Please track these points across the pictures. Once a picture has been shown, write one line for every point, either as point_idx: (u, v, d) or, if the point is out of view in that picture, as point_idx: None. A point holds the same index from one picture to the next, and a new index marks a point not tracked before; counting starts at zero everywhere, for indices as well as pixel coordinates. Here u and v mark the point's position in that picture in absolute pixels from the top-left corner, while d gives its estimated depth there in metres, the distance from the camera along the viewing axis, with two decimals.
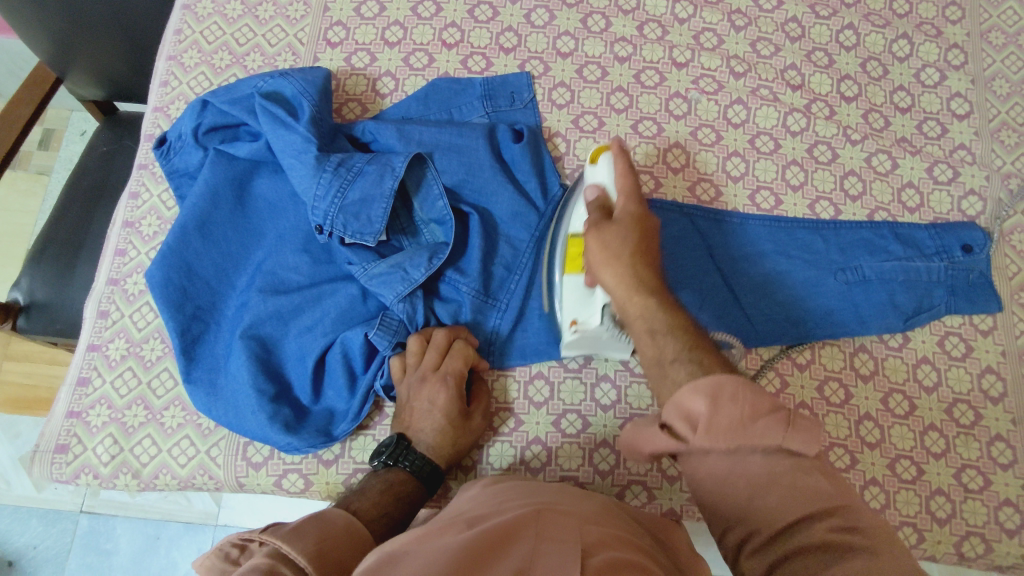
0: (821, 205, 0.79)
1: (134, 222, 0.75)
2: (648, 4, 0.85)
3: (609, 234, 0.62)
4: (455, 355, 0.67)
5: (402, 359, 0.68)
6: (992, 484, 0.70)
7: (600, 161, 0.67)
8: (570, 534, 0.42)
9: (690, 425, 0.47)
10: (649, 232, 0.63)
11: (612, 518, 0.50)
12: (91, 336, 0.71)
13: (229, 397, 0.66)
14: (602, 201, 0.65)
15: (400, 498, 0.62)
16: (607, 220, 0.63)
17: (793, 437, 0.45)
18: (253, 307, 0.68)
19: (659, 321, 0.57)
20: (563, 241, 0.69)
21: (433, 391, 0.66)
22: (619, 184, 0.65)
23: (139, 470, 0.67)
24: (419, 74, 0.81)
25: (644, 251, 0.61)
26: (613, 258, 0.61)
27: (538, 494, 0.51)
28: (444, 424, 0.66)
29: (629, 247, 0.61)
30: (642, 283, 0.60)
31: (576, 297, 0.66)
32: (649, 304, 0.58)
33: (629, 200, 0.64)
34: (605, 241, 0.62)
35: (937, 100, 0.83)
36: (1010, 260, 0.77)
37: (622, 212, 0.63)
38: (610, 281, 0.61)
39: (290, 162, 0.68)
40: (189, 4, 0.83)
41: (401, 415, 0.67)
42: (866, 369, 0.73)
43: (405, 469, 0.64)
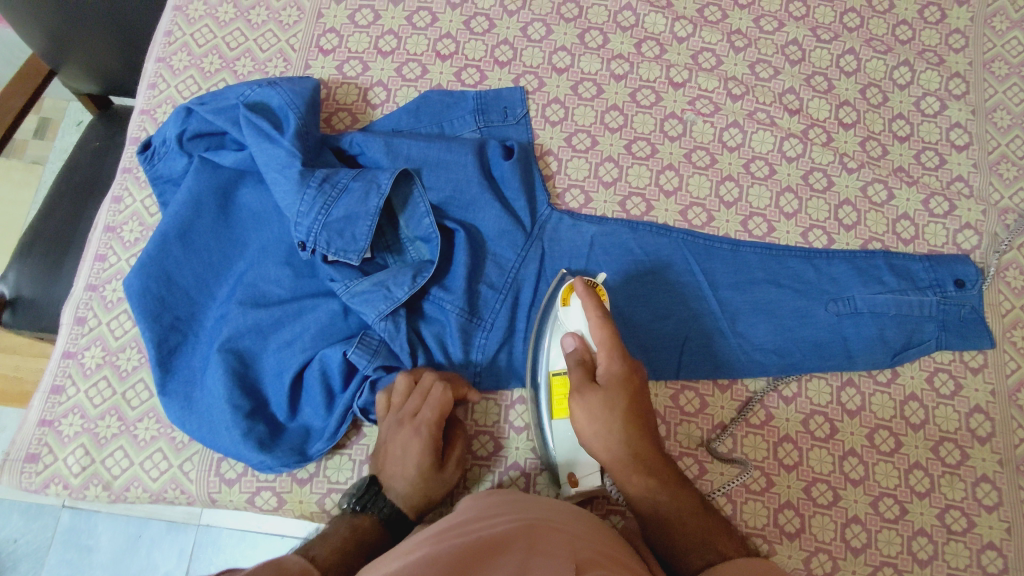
0: (814, 234, 0.78)
1: (116, 227, 0.74)
2: (647, 21, 0.84)
3: (596, 402, 0.59)
4: (431, 402, 0.63)
5: (385, 400, 0.65)
6: (975, 526, 0.69)
7: (572, 305, 0.64)
8: (562, 549, 0.43)
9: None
10: (636, 389, 0.60)
11: (600, 535, 0.50)
12: (67, 343, 0.70)
13: (204, 411, 0.65)
14: (580, 353, 0.63)
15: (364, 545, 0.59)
16: (591, 383, 0.61)
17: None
18: (232, 319, 0.67)
19: (664, 504, 0.59)
20: (544, 379, 0.65)
21: (408, 439, 0.64)
22: (597, 338, 0.61)
23: (110, 482, 0.66)
24: (412, 85, 0.80)
25: (632, 417, 0.59)
26: (603, 429, 0.59)
27: (531, 509, 0.51)
28: (412, 474, 0.63)
29: (617, 418, 0.59)
30: (637, 457, 0.59)
31: (571, 447, 0.65)
32: (653, 485, 0.59)
33: (613, 357, 0.60)
34: (592, 413, 0.59)
35: (936, 130, 0.82)
36: (1003, 297, 0.76)
37: (605, 372, 0.60)
38: (605, 451, 0.60)
39: (274, 176, 0.66)
40: (180, 6, 0.82)
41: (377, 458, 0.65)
42: (853, 404, 0.72)
43: (373, 513, 0.62)
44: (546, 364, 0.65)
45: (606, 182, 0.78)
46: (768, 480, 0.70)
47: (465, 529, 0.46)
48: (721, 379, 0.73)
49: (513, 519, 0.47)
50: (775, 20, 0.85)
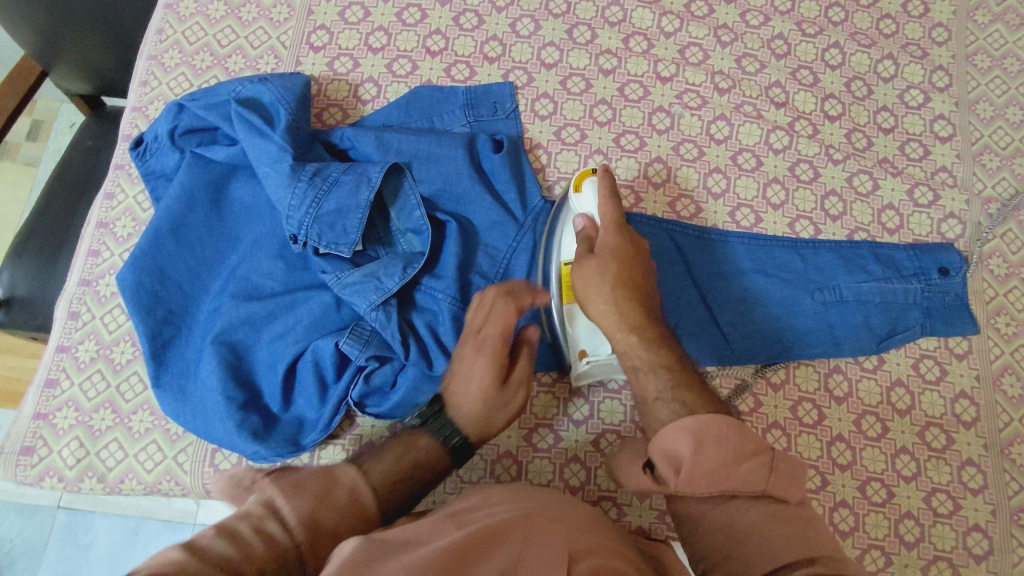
0: (801, 224, 0.79)
1: (109, 222, 0.75)
2: (634, 17, 0.85)
3: (591, 270, 0.63)
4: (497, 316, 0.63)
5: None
6: (961, 508, 0.70)
7: (584, 188, 0.69)
8: (558, 539, 0.43)
9: (673, 460, 0.51)
10: (636, 261, 0.64)
11: (598, 525, 0.50)
12: (61, 337, 0.70)
13: (198, 403, 0.66)
14: (586, 232, 0.66)
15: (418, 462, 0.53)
16: (590, 253, 0.64)
17: (777, 479, 0.50)
18: (226, 312, 0.67)
19: (641, 358, 0.59)
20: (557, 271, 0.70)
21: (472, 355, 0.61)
22: (602, 215, 0.66)
23: (104, 474, 0.66)
24: (402, 81, 0.80)
25: (627, 280, 0.62)
26: (595, 292, 0.62)
27: (529, 499, 0.50)
28: (476, 393, 0.59)
29: (608, 279, 0.62)
30: (626, 320, 0.61)
31: (580, 326, 0.68)
32: (632, 343, 0.60)
33: (612, 231, 0.65)
34: (585, 275, 0.63)
35: (920, 121, 0.83)
36: (987, 284, 0.77)
37: (602, 244, 0.64)
38: (598, 311, 0.62)
39: (265, 170, 0.67)
40: (171, 4, 0.83)
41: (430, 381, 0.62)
42: (840, 390, 0.73)
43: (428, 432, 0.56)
44: (560, 254, 0.69)
45: None
46: None
47: (463, 519, 0.46)
48: (710, 367, 0.74)
49: (511, 510, 0.47)
50: (761, 14, 0.86)
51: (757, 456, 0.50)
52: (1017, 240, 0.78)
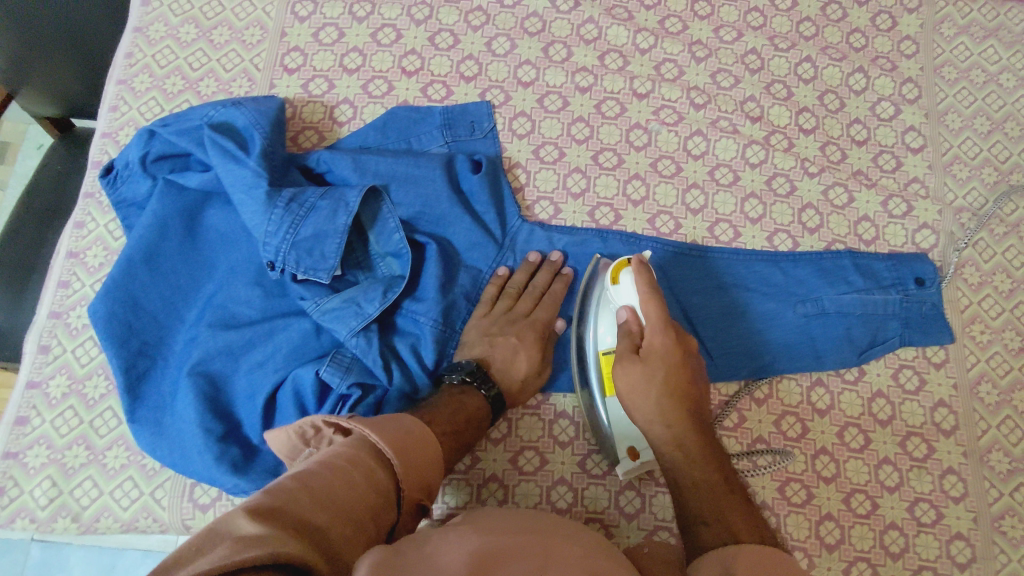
0: (779, 237, 0.79)
1: (79, 252, 0.73)
2: (610, 33, 0.85)
3: (634, 373, 0.60)
4: (554, 297, 0.72)
5: (488, 306, 0.71)
6: (944, 517, 0.71)
7: (622, 281, 0.65)
8: (575, 563, 0.42)
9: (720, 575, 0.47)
10: (683, 362, 0.61)
11: (606, 548, 0.49)
12: (31, 373, 0.68)
13: (175, 437, 0.64)
14: (631, 327, 0.63)
15: (470, 422, 0.62)
16: (634, 353, 0.61)
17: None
18: (203, 342, 0.66)
19: (686, 475, 0.57)
20: (594, 360, 0.68)
21: (523, 329, 0.69)
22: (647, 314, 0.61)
23: (79, 513, 0.64)
24: (378, 102, 0.80)
25: (673, 390, 0.60)
26: (636, 395, 0.60)
27: (541, 522, 0.50)
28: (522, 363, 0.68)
29: (655, 388, 0.59)
30: (668, 425, 0.59)
31: (626, 425, 0.65)
32: (678, 459, 0.58)
33: (658, 331, 0.61)
34: (631, 381, 0.60)
35: (892, 133, 0.84)
36: (962, 293, 0.78)
37: (647, 346, 0.61)
38: (641, 418, 0.60)
39: (240, 197, 0.66)
40: (140, 27, 0.81)
41: (470, 344, 0.69)
42: (823, 403, 0.74)
43: (478, 394, 0.65)
44: (597, 343, 0.67)
45: (574, 192, 0.79)
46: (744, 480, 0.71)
47: (481, 528, 0.46)
48: None
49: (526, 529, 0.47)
50: (734, 30, 0.87)
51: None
52: (988, 249, 0.80)
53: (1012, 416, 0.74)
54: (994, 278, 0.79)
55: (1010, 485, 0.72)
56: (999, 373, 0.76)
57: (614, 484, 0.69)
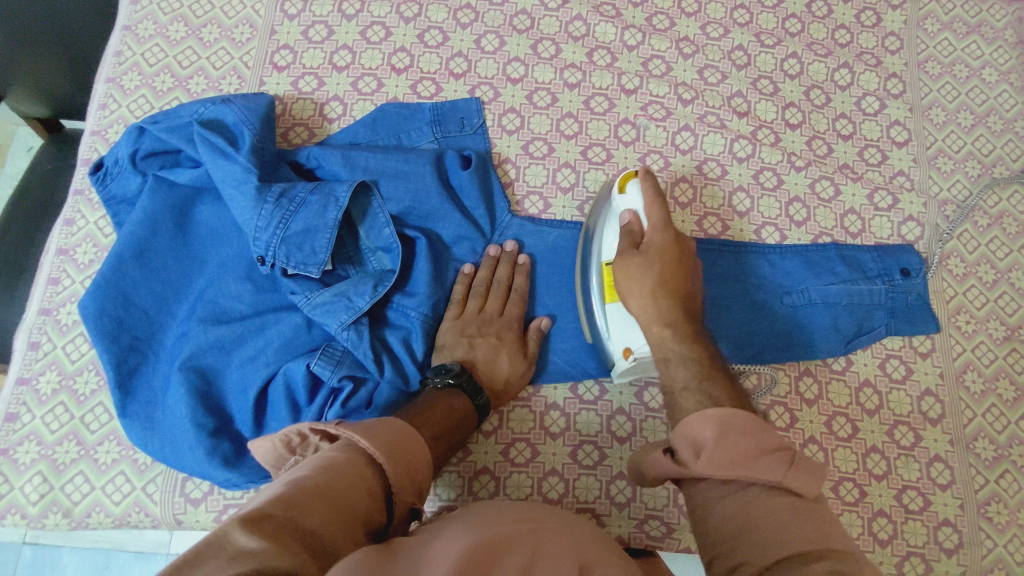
0: (766, 230, 0.80)
1: (69, 249, 0.73)
2: (598, 30, 0.86)
3: (632, 263, 0.64)
4: (519, 291, 0.72)
5: (459, 306, 0.71)
6: (931, 504, 0.71)
7: (628, 189, 0.68)
8: (567, 552, 0.43)
9: (693, 444, 0.49)
10: (680, 262, 0.64)
11: (600, 539, 0.49)
12: (21, 370, 0.68)
13: (167, 432, 0.64)
14: (632, 227, 0.66)
15: (461, 422, 0.63)
16: (634, 249, 0.65)
17: (796, 472, 0.46)
18: (193, 337, 0.66)
19: (676, 351, 0.59)
20: (597, 271, 0.69)
21: (500, 328, 0.70)
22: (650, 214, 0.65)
23: (70, 509, 0.64)
24: (368, 99, 0.80)
25: (668, 282, 0.63)
26: (636, 287, 0.63)
27: (534, 512, 0.51)
28: (502, 362, 0.68)
29: (651, 278, 0.63)
30: (661, 315, 0.62)
31: (622, 326, 0.66)
32: (669, 337, 0.61)
33: (659, 230, 0.65)
34: (629, 272, 0.63)
35: (877, 127, 0.85)
36: (947, 284, 0.79)
37: (648, 242, 0.65)
38: (635, 303, 0.63)
39: (230, 192, 0.66)
40: (129, 26, 0.82)
41: (449, 347, 0.68)
42: (811, 393, 0.74)
43: (466, 394, 0.64)
44: (600, 255, 0.69)
45: (563, 187, 0.79)
46: None
47: (469, 527, 0.46)
48: None
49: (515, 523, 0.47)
50: (720, 27, 0.88)
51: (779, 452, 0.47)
52: (972, 241, 0.81)
53: (997, 404, 0.75)
54: (979, 269, 0.80)
55: (996, 472, 0.73)
56: (984, 362, 0.77)
57: (605, 475, 0.69)
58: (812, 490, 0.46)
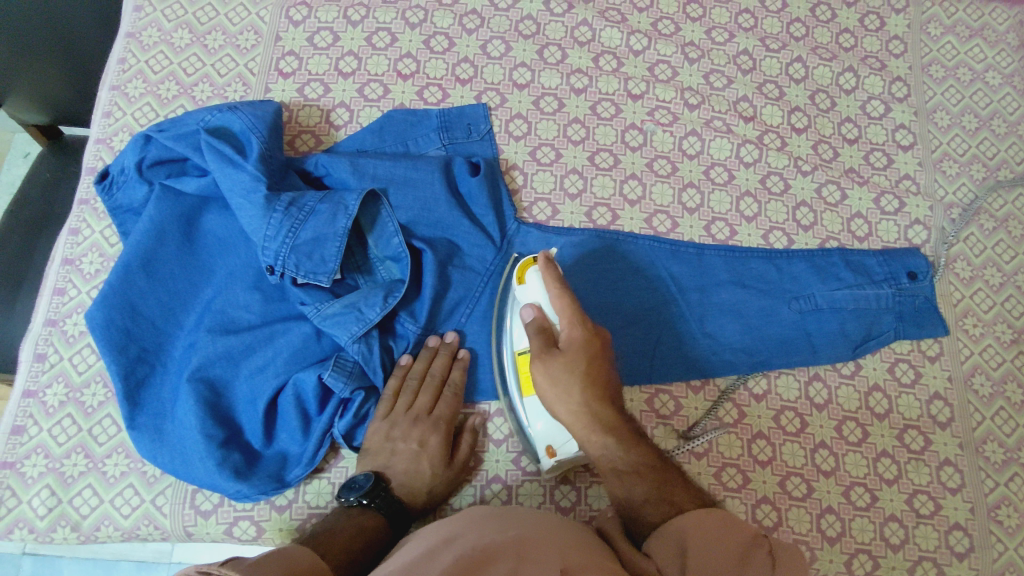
0: (774, 235, 0.80)
1: (74, 260, 0.72)
2: (603, 36, 0.86)
3: (557, 370, 0.60)
4: (453, 388, 0.69)
5: (390, 403, 0.68)
6: (942, 508, 0.71)
7: (529, 280, 0.63)
8: (551, 558, 0.44)
9: (675, 554, 0.50)
10: (596, 357, 0.61)
11: (586, 543, 0.50)
12: (26, 382, 0.68)
13: (175, 444, 0.64)
14: (541, 321, 0.62)
15: (372, 544, 0.59)
16: (553, 348, 0.61)
17: (780, 573, 0.47)
18: (202, 347, 0.66)
19: (621, 459, 0.59)
20: (512, 361, 0.67)
21: (426, 431, 0.66)
22: (560, 309, 0.61)
23: (79, 522, 0.64)
24: (374, 105, 0.80)
25: (592, 383, 0.60)
26: (565, 395, 0.60)
27: (516, 519, 0.51)
28: (425, 471, 0.65)
29: (578, 383, 0.60)
30: (598, 421, 0.60)
31: (545, 420, 0.64)
32: (609, 445, 0.59)
33: (577, 325, 0.61)
34: (552, 378, 0.60)
35: (882, 132, 0.86)
36: (954, 287, 0.79)
37: (567, 337, 0.60)
38: (566, 415, 0.61)
39: (239, 201, 0.66)
40: (133, 32, 0.81)
41: (373, 452, 0.66)
42: (820, 398, 0.74)
43: (379, 512, 0.62)
44: (513, 344, 0.67)
45: (571, 193, 0.79)
46: (744, 476, 0.71)
47: (451, 543, 0.47)
48: (694, 380, 0.74)
49: (502, 531, 0.48)
50: (726, 31, 0.88)
51: (755, 544, 0.50)
52: (979, 244, 0.81)
53: (1005, 408, 0.75)
54: (985, 272, 0.80)
55: (1005, 475, 0.73)
56: (992, 365, 0.77)
57: None
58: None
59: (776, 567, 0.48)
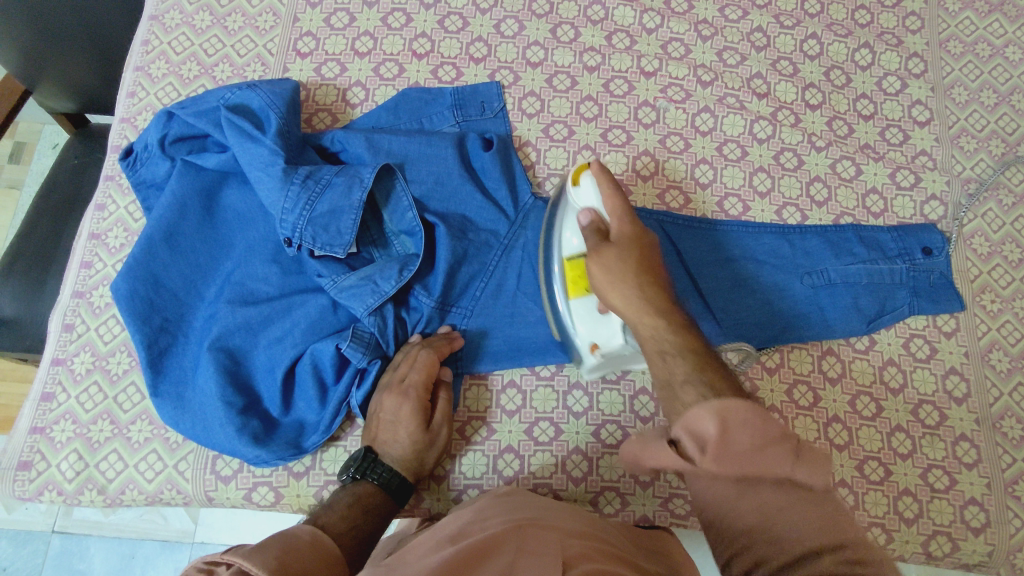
0: (787, 211, 0.80)
1: (100, 234, 0.74)
2: (616, 14, 0.86)
3: (610, 258, 0.58)
4: (425, 357, 0.67)
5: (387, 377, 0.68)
6: (957, 483, 0.71)
7: (582, 183, 0.63)
8: (551, 545, 0.44)
9: (698, 443, 0.44)
10: (649, 250, 0.60)
11: (593, 529, 0.50)
12: (55, 351, 0.70)
13: (197, 410, 0.65)
14: (595, 224, 0.61)
15: (370, 511, 0.61)
16: (606, 243, 0.59)
17: (803, 466, 0.42)
18: (222, 318, 0.67)
19: (670, 341, 0.54)
20: (558, 268, 0.66)
21: (398, 400, 0.66)
22: (609, 207, 0.60)
23: (105, 486, 0.66)
24: (390, 84, 0.81)
25: (649, 271, 0.58)
26: (619, 282, 0.57)
27: (520, 509, 0.52)
28: (404, 439, 0.65)
29: (632, 271, 0.57)
30: (651, 305, 0.56)
31: (589, 323, 0.65)
32: (660, 325, 0.55)
33: (626, 219, 0.60)
34: (608, 267, 0.58)
35: (898, 107, 0.85)
36: (971, 263, 0.78)
37: (618, 235, 0.60)
38: (620, 305, 0.57)
39: (257, 175, 0.67)
40: (156, 16, 0.83)
41: (375, 427, 0.66)
42: (833, 372, 0.74)
43: (373, 483, 0.63)
44: (561, 249, 0.65)
45: None
46: None
47: (459, 539, 0.48)
48: None
49: (505, 524, 0.48)
50: (739, 8, 0.88)
51: (784, 442, 0.43)
52: (997, 219, 0.80)
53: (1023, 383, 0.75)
54: (1004, 248, 0.79)
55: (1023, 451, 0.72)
56: (1010, 341, 0.76)
57: None
58: (821, 480, 0.42)
59: (797, 463, 0.42)
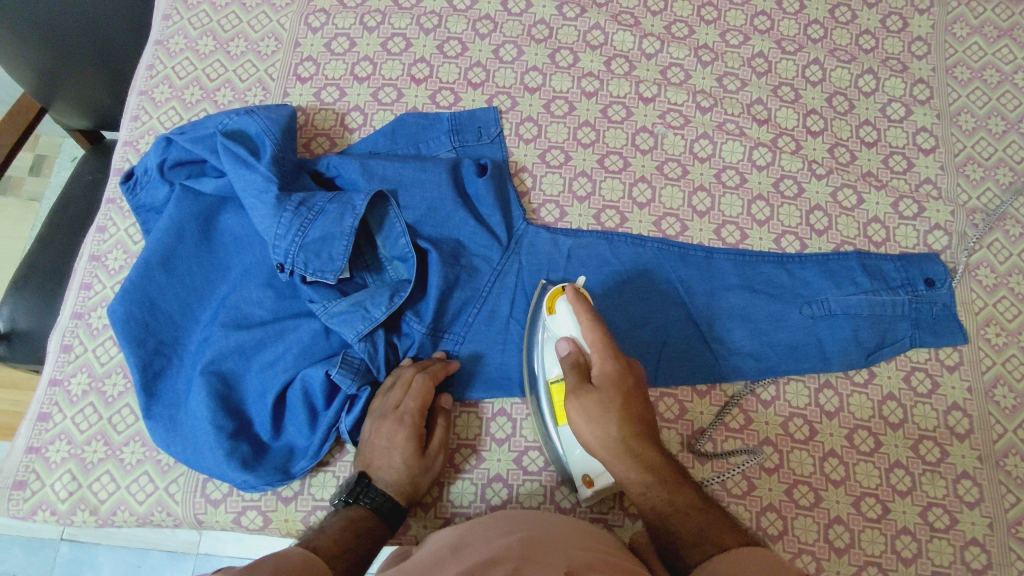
0: (786, 239, 0.79)
1: (101, 256, 0.76)
2: (616, 39, 0.86)
3: (590, 405, 0.59)
4: (421, 384, 0.67)
5: (381, 401, 0.68)
6: (957, 523, 0.69)
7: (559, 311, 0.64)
8: (556, 558, 0.44)
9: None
10: (632, 387, 0.60)
11: (598, 546, 0.51)
12: (54, 371, 0.71)
13: (188, 434, 0.66)
14: (575, 356, 0.62)
15: (364, 535, 0.60)
16: (586, 384, 0.60)
17: None
18: (216, 341, 0.68)
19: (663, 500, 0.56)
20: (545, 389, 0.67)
21: (393, 427, 0.66)
22: (590, 340, 0.61)
23: (97, 506, 0.67)
24: (388, 109, 0.82)
25: (631, 419, 0.59)
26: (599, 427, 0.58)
27: (523, 525, 0.52)
28: (399, 465, 0.65)
29: (613, 421, 0.58)
30: (639, 455, 0.58)
31: (579, 451, 0.65)
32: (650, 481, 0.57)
33: (609, 358, 0.60)
34: (587, 414, 0.59)
35: (903, 134, 0.83)
36: (976, 294, 0.77)
37: (599, 375, 0.60)
38: (602, 449, 0.59)
39: (252, 202, 0.68)
40: (162, 40, 0.85)
41: (369, 452, 0.66)
42: (831, 405, 0.73)
43: (367, 507, 0.62)
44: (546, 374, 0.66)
45: (580, 196, 0.80)
46: (750, 483, 0.70)
47: (458, 552, 0.48)
48: (700, 385, 0.73)
49: (510, 537, 0.48)
50: (740, 34, 0.87)
51: None
52: (1003, 250, 0.78)
53: None
54: (1010, 280, 0.77)
55: None
56: (1016, 376, 0.74)
57: None
58: None
59: None
